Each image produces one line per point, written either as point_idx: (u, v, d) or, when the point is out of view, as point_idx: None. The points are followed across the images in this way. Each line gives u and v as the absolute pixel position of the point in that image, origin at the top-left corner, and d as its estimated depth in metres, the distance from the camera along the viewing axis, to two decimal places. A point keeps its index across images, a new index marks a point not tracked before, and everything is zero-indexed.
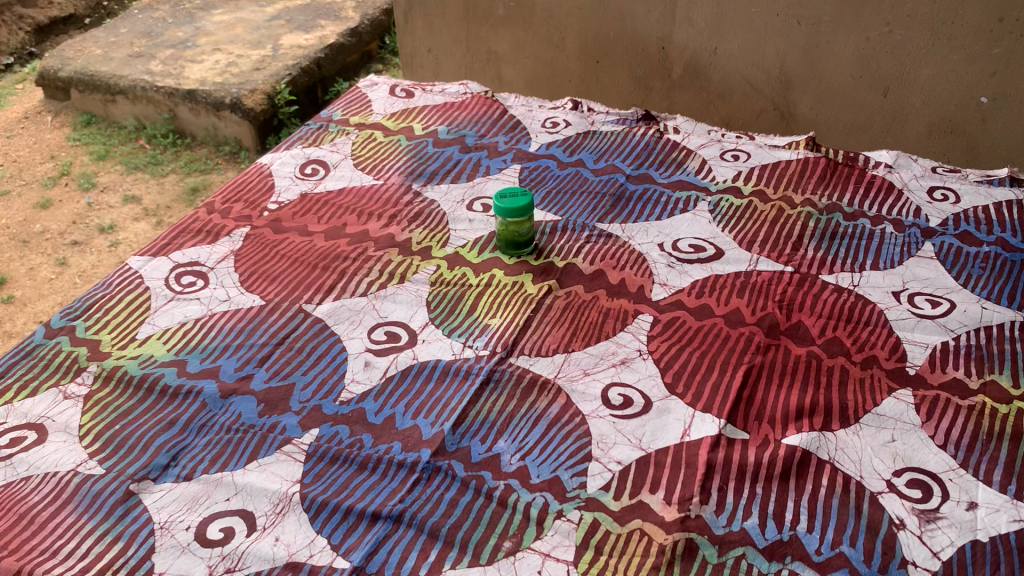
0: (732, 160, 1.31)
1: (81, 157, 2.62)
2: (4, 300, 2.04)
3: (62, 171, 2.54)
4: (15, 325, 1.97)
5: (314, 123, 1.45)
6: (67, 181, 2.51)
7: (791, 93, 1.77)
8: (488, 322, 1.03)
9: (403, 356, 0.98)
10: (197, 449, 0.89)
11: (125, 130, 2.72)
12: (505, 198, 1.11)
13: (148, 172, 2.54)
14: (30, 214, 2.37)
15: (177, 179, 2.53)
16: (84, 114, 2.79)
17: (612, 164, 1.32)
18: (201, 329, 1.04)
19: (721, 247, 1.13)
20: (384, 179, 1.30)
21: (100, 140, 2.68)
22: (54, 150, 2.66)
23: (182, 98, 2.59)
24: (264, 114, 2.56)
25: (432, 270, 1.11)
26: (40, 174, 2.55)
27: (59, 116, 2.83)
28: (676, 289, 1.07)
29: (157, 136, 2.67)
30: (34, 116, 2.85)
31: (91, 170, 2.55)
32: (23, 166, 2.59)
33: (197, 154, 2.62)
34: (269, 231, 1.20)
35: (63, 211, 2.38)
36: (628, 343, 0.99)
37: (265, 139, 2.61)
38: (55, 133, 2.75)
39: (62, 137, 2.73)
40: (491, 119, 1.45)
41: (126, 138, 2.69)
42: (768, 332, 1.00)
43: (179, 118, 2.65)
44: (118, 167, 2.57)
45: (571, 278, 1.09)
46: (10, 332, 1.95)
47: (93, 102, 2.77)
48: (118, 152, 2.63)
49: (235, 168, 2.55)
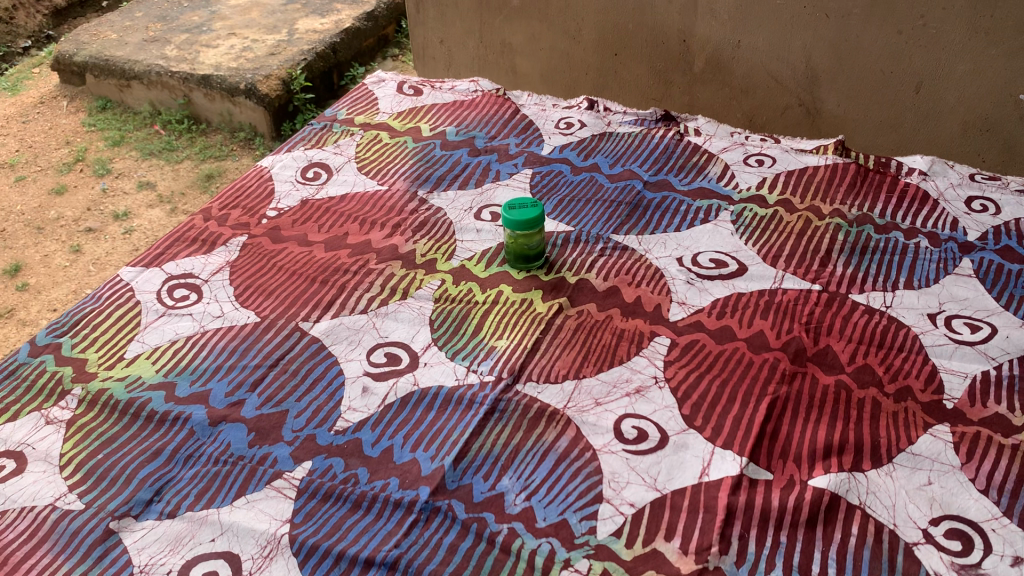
0: (757, 166, 1.24)
1: (97, 143, 2.57)
2: (18, 287, 2.00)
3: (77, 157, 2.50)
4: (30, 313, 1.93)
5: (317, 122, 1.39)
6: (82, 167, 2.46)
7: (818, 89, 1.69)
8: (494, 344, 0.97)
9: (403, 381, 0.92)
10: (182, 483, 0.83)
11: (140, 116, 2.67)
12: (514, 209, 1.04)
13: (162, 158, 2.49)
14: (45, 199, 2.32)
15: (192, 165, 2.47)
16: (100, 99, 2.75)
17: (629, 169, 1.25)
18: (192, 348, 0.99)
19: (744, 262, 1.06)
20: (389, 185, 1.23)
21: (115, 125, 2.64)
22: (69, 136, 2.62)
23: (196, 84, 2.53)
24: (280, 100, 2.50)
25: (437, 285, 1.05)
26: (55, 161, 2.50)
27: (74, 101, 2.79)
28: (695, 309, 1.00)
29: (172, 122, 2.61)
30: (50, 101, 2.81)
31: (106, 156, 2.50)
32: (38, 151, 2.55)
33: (211, 140, 2.56)
34: (266, 241, 1.15)
35: (78, 198, 2.34)
36: (643, 369, 0.93)
37: (281, 125, 2.55)
38: (70, 118, 2.71)
39: (78, 122, 2.68)
40: (502, 119, 1.39)
41: (141, 124, 2.64)
42: (794, 359, 0.93)
43: (194, 104, 2.59)
44: (133, 153, 2.52)
45: (583, 296, 1.03)
46: (24, 319, 1.91)
47: (109, 87, 2.72)
48: (133, 138, 2.58)
49: (250, 154, 2.49)
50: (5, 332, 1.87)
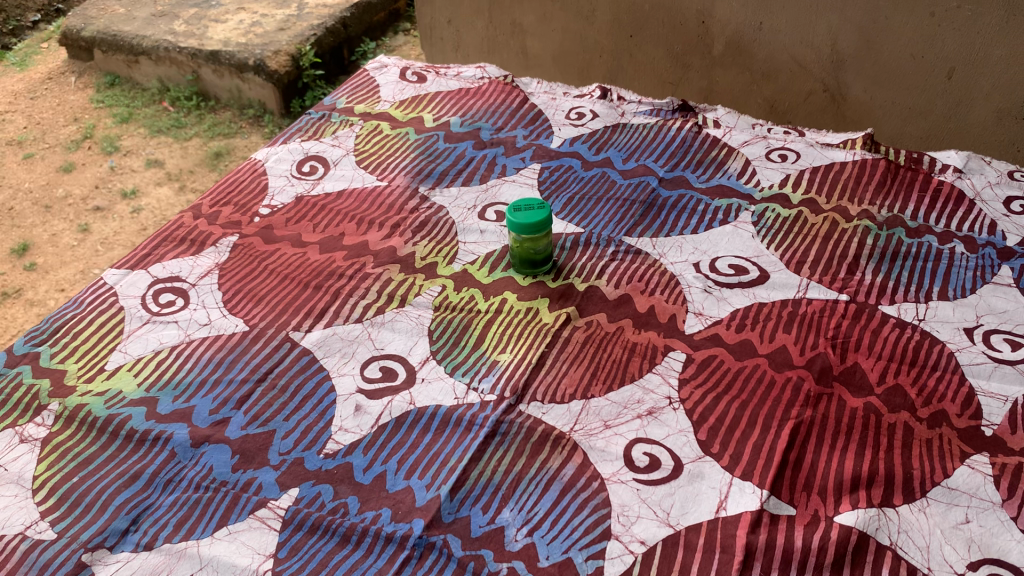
0: (780, 162, 1.16)
1: (104, 120, 2.50)
2: (26, 267, 1.95)
3: (85, 134, 2.43)
4: (37, 293, 1.88)
5: (315, 112, 1.33)
6: (90, 144, 2.39)
7: (844, 73, 1.60)
8: (497, 358, 0.90)
9: (398, 399, 0.86)
10: (161, 511, 0.78)
11: (148, 92, 2.59)
12: (519, 211, 0.98)
13: (171, 135, 2.41)
14: (53, 177, 2.26)
15: (200, 143, 2.39)
16: (107, 75, 2.67)
17: (643, 165, 1.18)
18: (176, 360, 0.93)
19: (766, 268, 0.99)
20: (389, 180, 1.17)
21: (122, 102, 2.56)
22: (77, 112, 2.54)
23: (205, 59, 2.46)
24: (289, 76, 2.42)
25: (437, 292, 0.99)
26: (63, 137, 2.44)
27: (82, 77, 2.71)
28: (713, 321, 0.93)
29: (181, 99, 2.53)
30: (58, 76, 2.74)
31: (114, 133, 2.44)
32: (46, 128, 2.49)
33: (220, 116, 2.49)
34: (258, 241, 1.09)
35: (86, 175, 2.27)
36: (656, 388, 0.86)
37: (290, 101, 2.47)
38: (78, 94, 2.63)
39: (86, 98, 2.62)
40: (510, 109, 1.31)
41: (149, 100, 2.56)
42: (819, 378, 0.86)
43: (203, 80, 2.53)
44: (140, 130, 2.44)
45: (593, 305, 0.96)
46: (31, 301, 1.87)
47: (116, 63, 2.64)
48: (141, 114, 2.51)
49: (260, 132, 2.42)
50: (12, 314, 1.83)
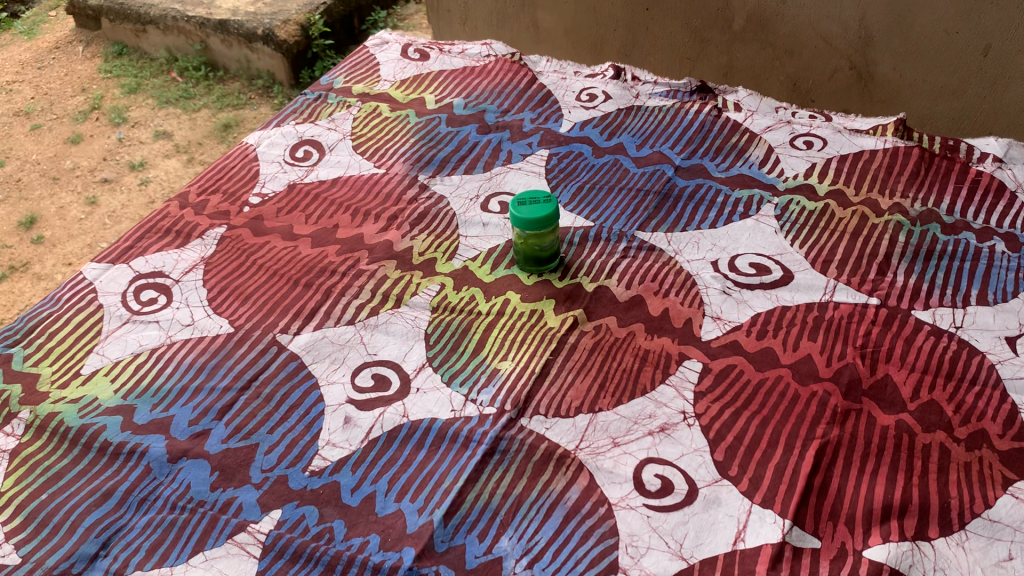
0: (805, 149, 1.08)
1: (113, 90, 2.42)
2: (34, 240, 1.89)
3: (93, 105, 2.35)
4: (45, 267, 1.82)
5: (311, 93, 1.26)
6: (98, 115, 2.32)
7: (872, 50, 1.51)
8: (497, 366, 0.84)
9: (390, 411, 0.80)
10: (133, 534, 0.72)
11: (156, 62, 2.52)
12: (524, 204, 0.91)
13: (180, 106, 2.34)
14: (61, 149, 2.19)
15: (209, 114, 2.31)
16: (115, 45, 2.61)
17: (658, 152, 1.10)
18: (156, 364, 0.87)
19: (790, 268, 0.92)
20: (387, 167, 1.10)
21: (131, 72, 2.49)
22: (85, 83, 2.47)
23: (213, 29, 2.39)
24: (297, 46, 2.34)
25: (435, 291, 0.92)
26: (71, 108, 2.36)
27: (90, 46, 2.64)
28: (732, 326, 0.86)
29: (189, 69, 2.46)
30: (65, 46, 2.67)
31: (123, 104, 2.35)
32: (53, 99, 2.41)
33: (229, 88, 2.41)
34: (247, 233, 1.02)
35: (93, 147, 2.20)
36: (669, 402, 0.79)
37: (299, 72, 2.40)
38: (86, 64, 2.56)
39: (94, 69, 2.54)
40: (517, 89, 1.24)
41: (157, 70, 2.49)
42: (847, 393, 0.79)
43: (212, 50, 2.45)
44: (149, 101, 2.37)
45: (602, 307, 0.89)
46: (39, 274, 1.80)
47: (124, 33, 2.57)
48: (149, 85, 2.43)
49: (268, 103, 2.35)
50: (20, 288, 1.76)
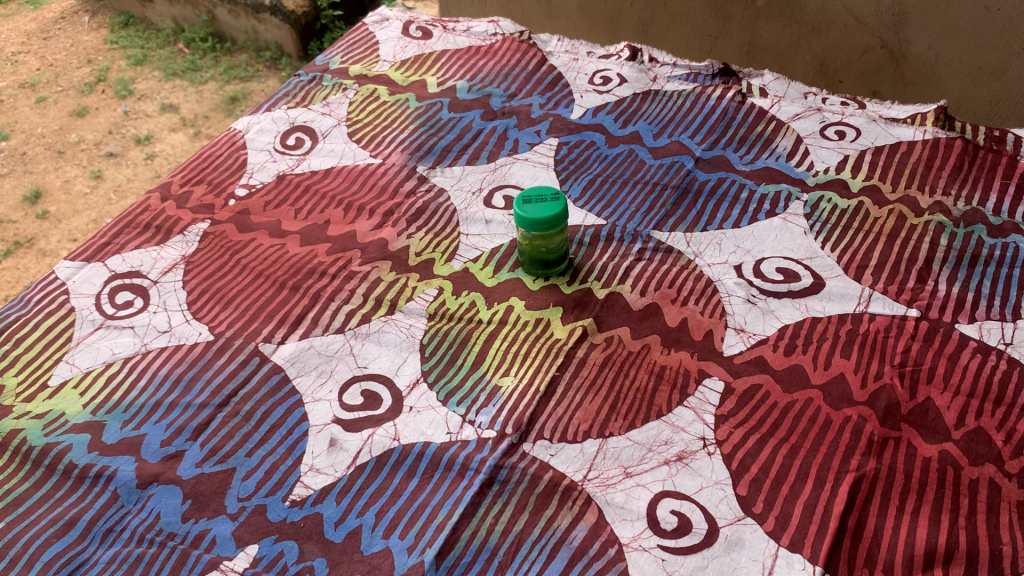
0: (836, 140, 1.00)
1: (119, 62, 2.33)
2: (37, 216, 1.82)
3: (98, 77, 2.26)
4: (49, 243, 1.75)
5: (306, 74, 1.18)
6: (103, 88, 2.23)
7: (905, 28, 1.40)
8: (498, 383, 0.76)
9: (380, 433, 0.73)
10: (96, 569, 0.66)
11: (162, 33, 2.44)
12: (529, 202, 0.83)
13: (186, 78, 2.26)
14: (66, 122, 2.10)
15: (216, 87, 2.23)
16: (122, 15, 2.53)
17: (677, 142, 1.02)
18: (129, 375, 0.80)
19: (820, 274, 0.84)
20: (384, 157, 1.02)
21: (137, 43, 2.40)
22: (91, 54, 2.38)
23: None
24: (306, 17, 2.24)
25: (432, 296, 0.85)
26: (76, 80, 2.26)
27: (96, 16, 2.56)
28: (757, 340, 0.78)
29: (196, 40, 2.38)
30: (71, 16, 2.58)
31: (129, 76, 2.26)
32: (59, 70, 2.32)
33: (237, 60, 2.33)
34: (232, 229, 0.95)
35: (99, 120, 2.11)
36: (687, 427, 0.72)
37: (308, 45, 2.29)
38: (92, 34, 2.47)
39: (100, 39, 2.45)
40: (525, 71, 1.15)
41: (164, 41, 2.41)
42: (884, 419, 0.71)
43: (219, 21, 2.37)
44: (156, 73, 2.28)
45: (614, 317, 0.82)
46: (44, 250, 1.74)
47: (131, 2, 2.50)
48: (156, 56, 2.34)
49: (277, 76, 2.26)
50: (24, 264, 1.70)
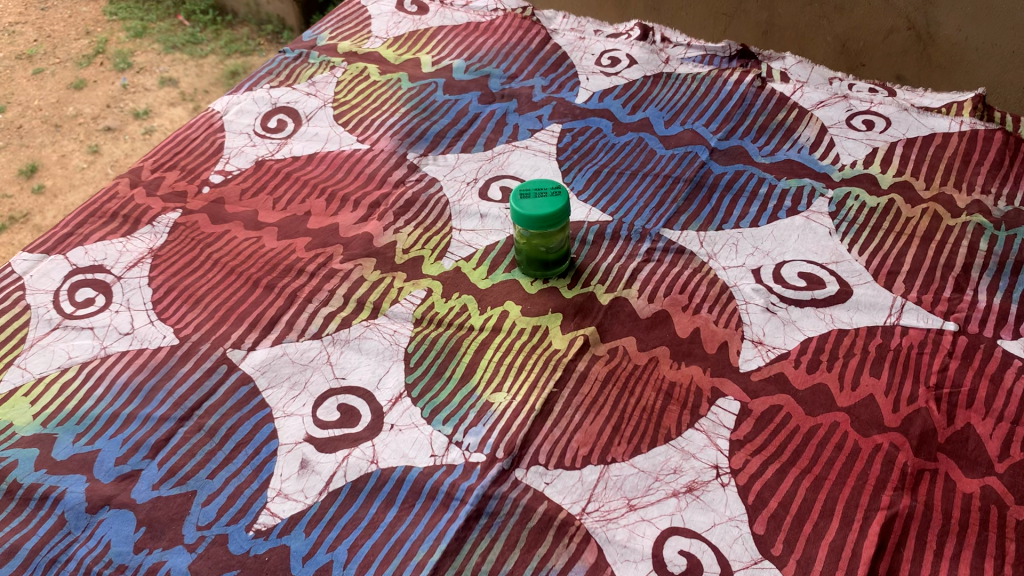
0: (864, 130, 0.91)
1: (118, 34, 2.18)
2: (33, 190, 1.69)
3: (97, 49, 2.11)
4: (46, 218, 1.63)
5: (291, 51, 1.09)
6: (102, 60, 2.07)
7: (933, 8, 1.29)
8: (489, 398, 0.69)
9: (356, 454, 0.66)
10: None
11: (162, 4, 2.33)
12: (528, 196, 0.75)
13: (186, 52, 2.13)
14: (63, 95, 1.95)
15: (217, 61, 2.11)
16: None
17: (690, 130, 0.94)
18: (85, 382, 0.73)
19: (847, 280, 0.76)
20: (372, 143, 0.94)
21: (137, 15, 2.27)
22: (89, 25, 2.22)
23: None
24: None
25: (420, 298, 0.77)
26: (75, 52, 2.10)
27: None
28: (776, 354, 0.71)
29: (196, 12, 2.28)
30: None
31: (128, 48, 2.12)
32: (57, 42, 2.14)
33: (238, 34, 2.23)
34: (204, 220, 0.87)
35: (97, 93, 1.96)
36: (699, 453, 0.64)
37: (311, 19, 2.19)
38: (92, 5, 2.32)
39: (100, 10, 2.30)
40: (527, 51, 1.07)
41: (165, 13, 2.29)
42: (918, 448, 0.64)
43: None
44: (155, 45, 2.14)
45: (619, 326, 0.74)
46: (41, 226, 1.61)
47: None
48: (156, 29, 2.21)
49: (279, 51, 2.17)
50: (19, 239, 1.59)
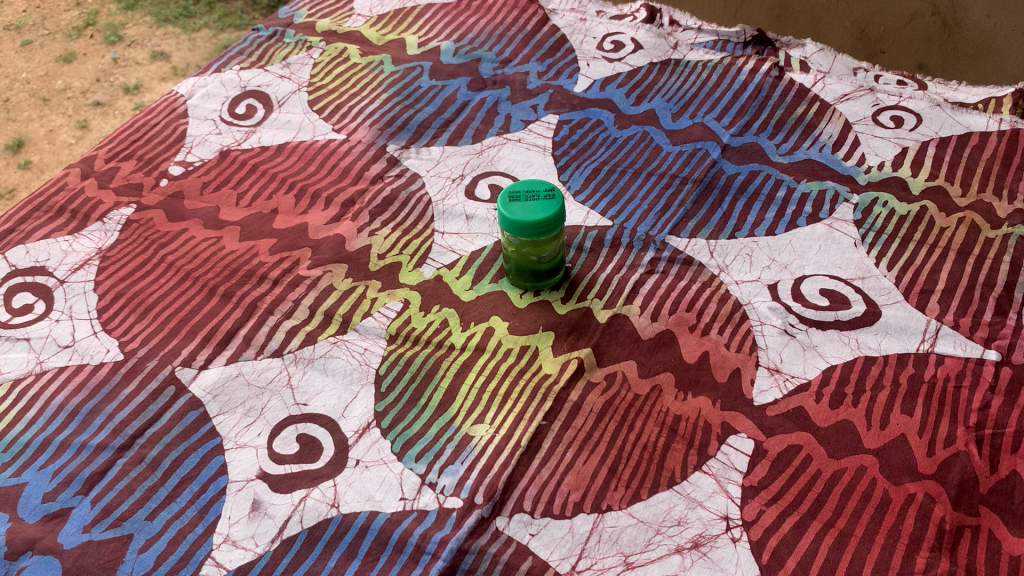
0: (892, 127, 0.83)
1: (110, 5, 1.87)
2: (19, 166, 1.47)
3: (88, 21, 1.81)
4: None
5: (265, 29, 1.00)
6: (93, 32, 1.78)
7: None
8: (469, 431, 0.61)
9: (316, 495, 0.58)
10: None
11: None
12: (517, 200, 0.67)
13: (179, 25, 1.82)
14: (51, 68, 1.67)
15: (212, 37, 1.80)
16: None
17: (700, 124, 0.85)
18: (16, 403, 0.65)
19: (875, 299, 0.68)
20: (349, 132, 0.85)
21: None
22: None
23: None
24: None
25: (396, 311, 0.69)
26: (65, 24, 1.79)
27: None
28: (795, 385, 0.63)
29: None
30: None
31: (121, 21, 1.82)
32: (48, 13, 1.83)
33: (232, 7, 1.90)
34: (160, 217, 0.79)
35: (87, 67, 1.69)
36: (708, 502, 0.56)
37: None
38: None
39: None
40: (522, 33, 0.98)
41: None
42: (957, 500, 0.56)
43: None
44: (148, 19, 1.84)
45: (619, 348, 0.66)
46: None
47: None
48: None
49: None
50: None
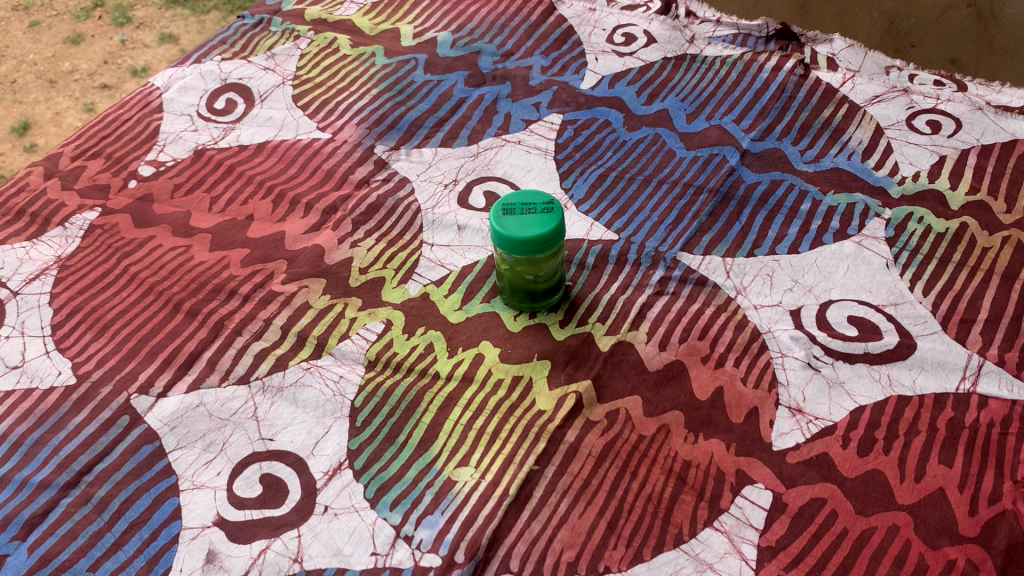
0: (928, 133, 0.75)
1: None
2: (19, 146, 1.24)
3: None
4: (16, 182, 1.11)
5: (251, 16, 0.93)
6: (99, 14, 1.50)
7: None
8: (451, 475, 0.54)
9: (277, 547, 0.51)
10: None
11: None
12: (511, 213, 0.60)
13: (187, 6, 1.53)
14: (60, 50, 1.42)
15: (222, 18, 1.51)
16: None
17: (718, 127, 0.78)
18: None
19: (909, 329, 0.61)
20: (334, 131, 0.79)
21: None
22: None
23: None
24: None
25: (377, 334, 0.63)
26: (71, 3, 1.52)
27: None
28: (819, 428, 0.56)
29: None
30: None
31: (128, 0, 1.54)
32: None
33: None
34: (126, 222, 0.72)
35: (94, 49, 1.42)
36: (719, 565, 0.50)
37: None
38: None
39: None
40: (526, 23, 0.91)
41: None
42: (1005, 569, 0.49)
43: None
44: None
45: (623, 381, 0.59)
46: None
47: None
48: None
49: None
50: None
